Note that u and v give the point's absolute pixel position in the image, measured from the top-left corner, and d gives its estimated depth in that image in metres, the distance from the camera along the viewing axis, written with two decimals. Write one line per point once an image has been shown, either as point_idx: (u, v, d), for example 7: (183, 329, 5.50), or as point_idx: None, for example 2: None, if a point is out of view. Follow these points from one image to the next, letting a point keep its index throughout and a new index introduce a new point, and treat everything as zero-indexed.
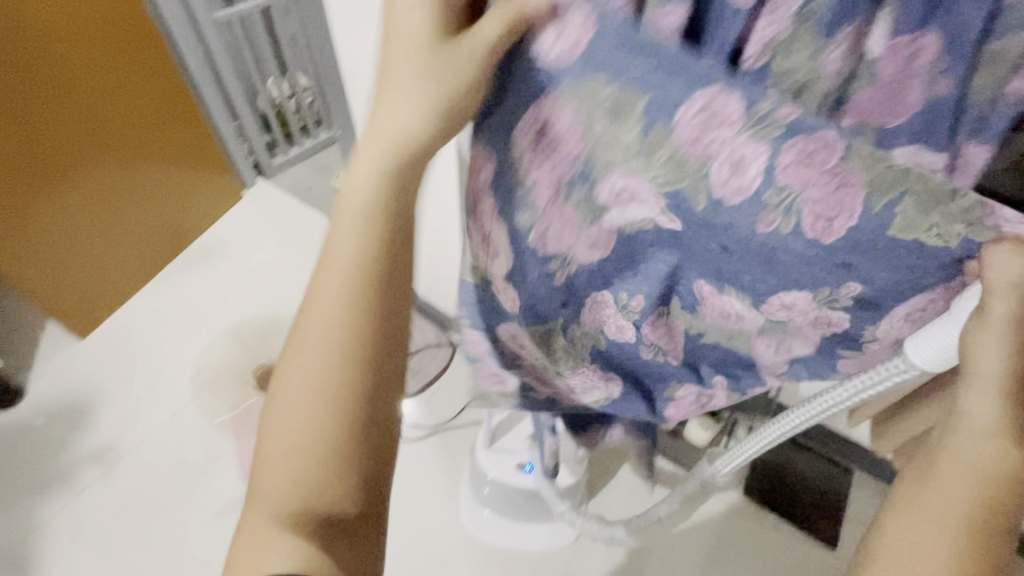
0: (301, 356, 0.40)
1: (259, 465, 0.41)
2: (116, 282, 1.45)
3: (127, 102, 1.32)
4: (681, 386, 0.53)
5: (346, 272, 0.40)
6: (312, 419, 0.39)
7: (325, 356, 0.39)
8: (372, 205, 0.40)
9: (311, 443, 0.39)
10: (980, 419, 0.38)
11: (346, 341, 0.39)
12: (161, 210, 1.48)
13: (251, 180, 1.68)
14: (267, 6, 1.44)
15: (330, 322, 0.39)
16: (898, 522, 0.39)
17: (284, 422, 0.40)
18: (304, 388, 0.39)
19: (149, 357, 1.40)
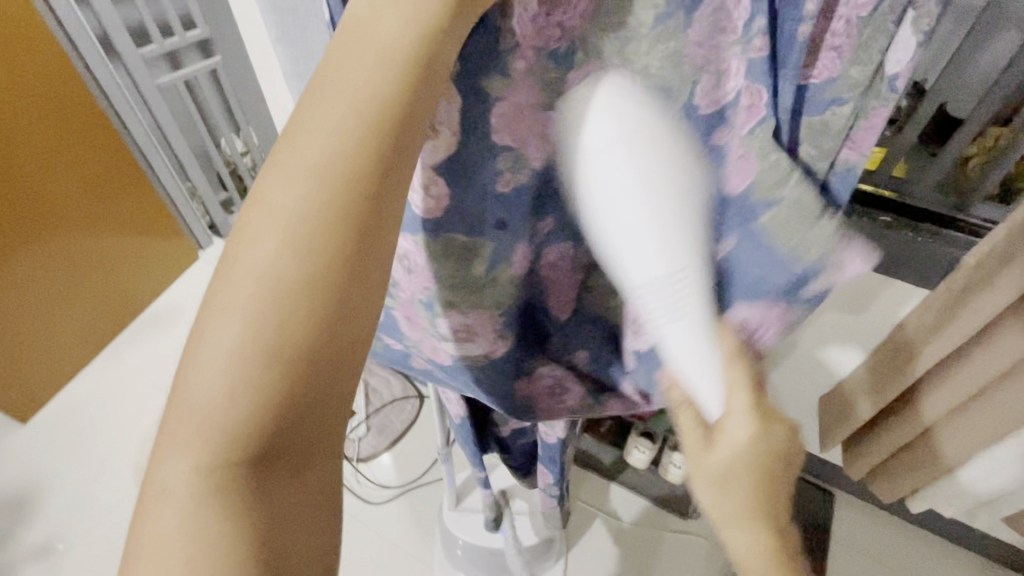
0: (261, 234, 0.22)
1: (167, 407, 0.22)
2: (61, 364, 1.33)
3: (67, 170, 1.23)
4: (550, 366, 0.44)
5: (361, 111, 0.23)
6: (263, 329, 0.22)
7: (299, 223, 0.22)
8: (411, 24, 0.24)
9: (254, 375, 0.22)
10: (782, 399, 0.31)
11: (333, 204, 0.23)
12: (112, 281, 1.40)
13: (206, 240, 1.64)
14: (215, 69, 1.46)
15: (324, 165, 0.23)
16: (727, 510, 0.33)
17: (221, 354, 0.22)
18: (268, 290, 0.22)
19: (100, 434, 1.26)
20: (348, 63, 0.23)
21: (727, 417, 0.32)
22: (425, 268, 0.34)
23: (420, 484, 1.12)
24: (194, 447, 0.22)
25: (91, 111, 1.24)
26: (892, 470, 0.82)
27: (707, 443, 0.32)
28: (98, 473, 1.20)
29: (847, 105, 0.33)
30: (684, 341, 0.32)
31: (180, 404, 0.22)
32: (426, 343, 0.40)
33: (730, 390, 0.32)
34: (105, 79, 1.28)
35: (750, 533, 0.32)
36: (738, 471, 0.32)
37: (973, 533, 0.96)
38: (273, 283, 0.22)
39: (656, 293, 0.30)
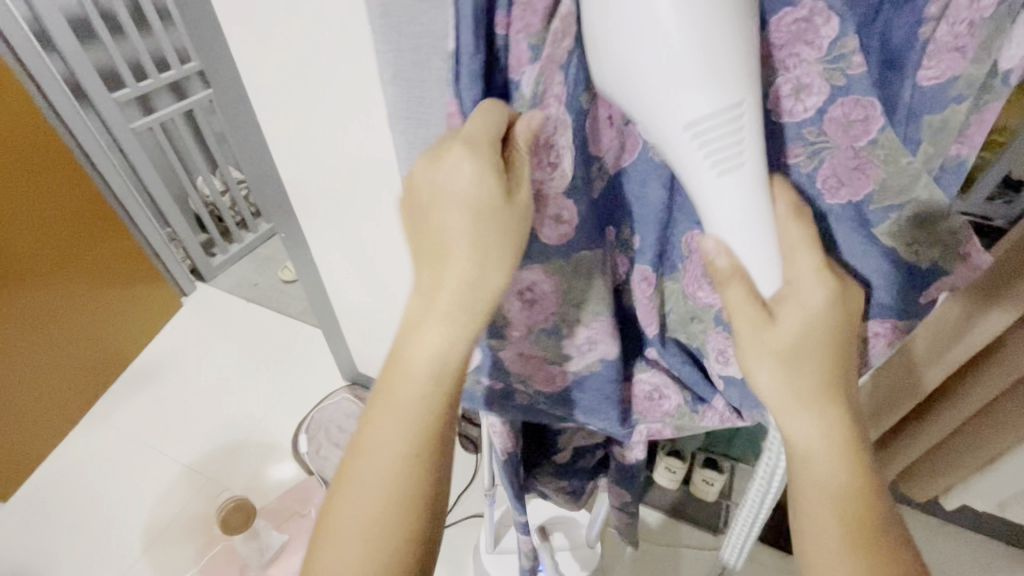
0: (404, 385, 0.35)
1: (343, 505, 0.37)
2: (42, 431, 1.24)
3: (44, 226, 1.17)
4: (648, 367, 0.46)
5: (440, 313, 0.33)
6: (395, 456, 0.36)
7: (415, 395, 0.35)
8: (477, 221, 0.31)
9: (392, 486, 0.36)
10: (811, 286, 0.34)
11: (432, 379, 0.35)
12: (94, 338, 1.31)
13: (190, 285, 1.56)
14: (191, 109, 1.41)
15: (432, 327, 0.33)
16: (798, 417, 0.36)
17: (375, 465, 0.36)
18: (415, 426, 0.35)
19: (91, 508, 1.17)
20: (446, 231, 0.32)
21: (795, 288, 0.34)
22: (550, 297, 0.39)
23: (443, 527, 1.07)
24: (363, 527, 0.36)
25: (65, 160, 1.18)
26: (924, 470, 0.83)
27: (771, 318, 0.34)
28: (95, 551, 1.11)
29: (967, 104, 0.30)
30: (734, 188, 0.30)
31: (352, 482, 0.36)
32: (545, 372, 0.43)
33: (793, 257, 0.34)
34: (78, 127, 1.21)
35: (816, 415, 0.36)
36: (805, 343, 0.34)
37: (998, 522, 0.98)
38: (399, 432, 0.35)
39: (705, 135, 0.28)
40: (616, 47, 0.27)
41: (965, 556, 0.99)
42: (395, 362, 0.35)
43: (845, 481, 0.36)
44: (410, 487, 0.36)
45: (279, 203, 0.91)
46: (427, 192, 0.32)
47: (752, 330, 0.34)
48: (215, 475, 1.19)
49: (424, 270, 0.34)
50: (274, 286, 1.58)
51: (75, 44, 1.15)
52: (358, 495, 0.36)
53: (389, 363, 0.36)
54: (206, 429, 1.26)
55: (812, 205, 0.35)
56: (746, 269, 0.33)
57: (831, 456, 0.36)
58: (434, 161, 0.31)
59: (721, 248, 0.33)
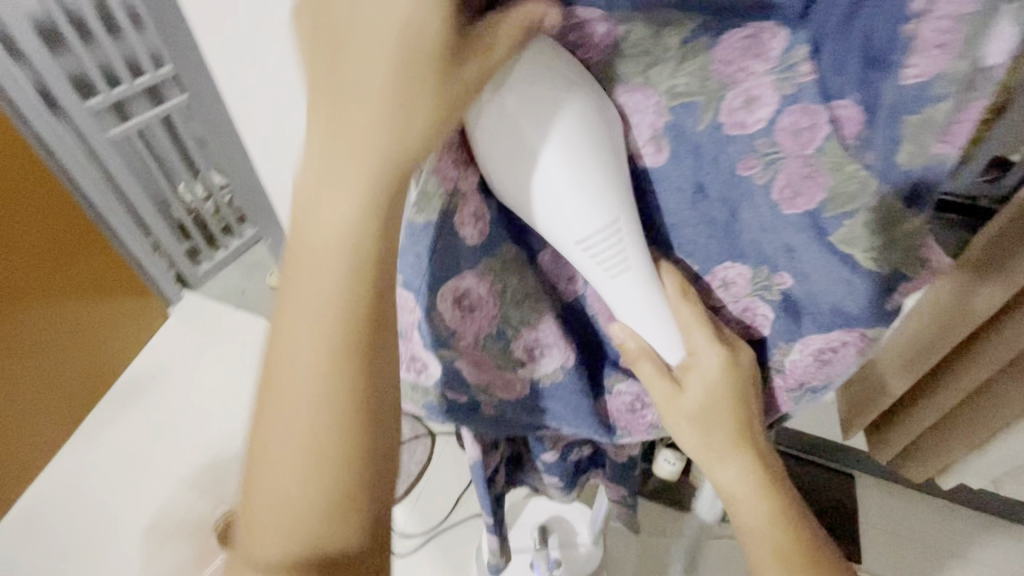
0: (311, 278, 0.29)
1: (271, 432, 0.31)
2: (30, 450, 1.21)
3: (25, 242, 1.14)
4: (623, 377, 0.43)
5: (358, 184, 0.27)
6: (320, 369, 0.29)
7: (336, 290, 0.29)
8: (397, 64, 0.25)
9: (322, 408, 0.30)
10: (706, 363, 0.35)
11: (352, 268, 0.29)
12: (80, 353, 1.29)
13: (176, 295, 1.54)
14: (167, 115, 1.38)
15: (352, 203, 0.27)
16: (714, 469, 0.39)
17: (300, 388, 0.30)
18: (327, 335, 0.29)
19: (87, 525, 1.15)
20: (349, 75, 0.26)
21: (697, 359, 0.36)
22: (490, 298, 0.37)
23: (446, 528, 1.07)
24: (294, 451, 0.30)
25: (42, 172, 1.15)
26: (916, 453, 0.83)
27: (678, 387, 0.36)
28: (94, 566, 1.10)
29: (948, 105, 0.26)
30: (627, 286, 0.33)
31: (275, 409, 0.31)
32: (500, 381, 0.40)
33: (689, 333, 0.35)
34: (52, 138, 1.18)
35: (733, 459, 0.38)
36: (710, 408, 0.37)
37: (993, 497, 0.99)
38: (320, 341, 0.29)
39: (596, 250, 0.31)
40: (502, 184, 0.31)
41: (961, 532, 1.01)
42: (304, 253, 0.29)
43: (766, 516, 0.39)
44: (334, 407, 0.30)
45: (262, 208, 0.90)
46: (332, 37, 0.26)
47: (665, 399, 0.36)
48: (213, 487, 1.18)
49: (332, 148, 0.27)
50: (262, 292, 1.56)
51: (43, 52, 1.12)
52: (279, 418, 0.31)
53: (295, 256, 0.29)
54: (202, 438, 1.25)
55: (763, 219, 0.33)
56: (652, 346, 0.36)
57: (755, 496, 0.39)
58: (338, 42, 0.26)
59: (628, 332, 0.36)
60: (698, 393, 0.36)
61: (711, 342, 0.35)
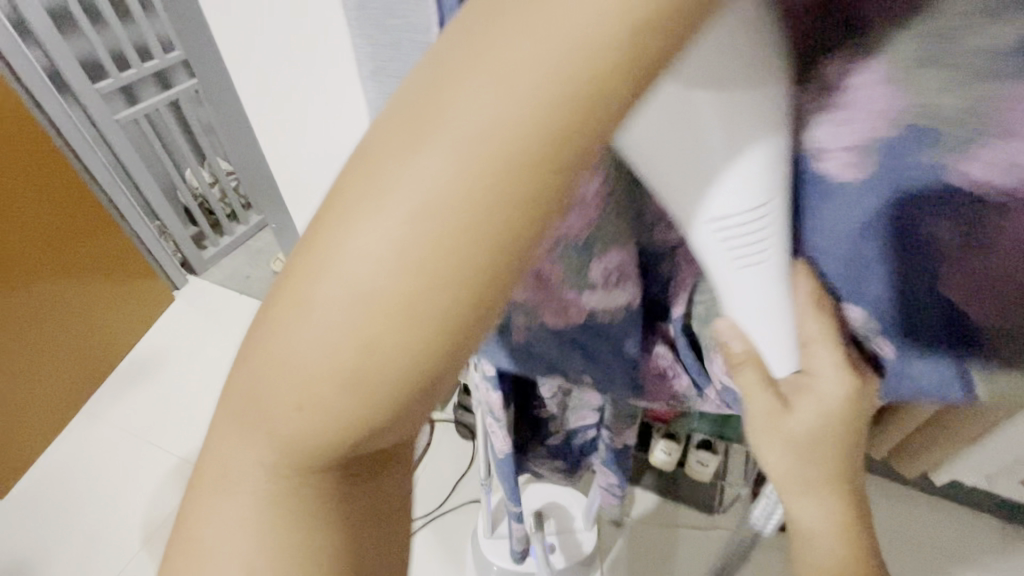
0: (454, 119, 0.16)
1: (276, 342, 0.18)
2: (35, 427, 1.23)
3: (31, 221, 1.15)
4: (661, 346, 0.38)
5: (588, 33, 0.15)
6: (387, 277, 0.16)
7: (472, 155, 0.16)
8: None
9: (374, 334, 0.17)
10: (827, 389, 0.29)
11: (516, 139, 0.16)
12: (85, 333, 1.30)
13: (181, 279, 1.55)
14: (175, 99, 1.39)
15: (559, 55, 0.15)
16: (802, 503, 0.33)
17: (349, 294, 0.17)
18: (422, 233, 0.16)
19: (91, 501, 1.17)
20: None
21: (812, 381, 0.29)
22: (594, 204, 0.29)
23: (444, 512, 1.08)
24: (310, 390, 0.18)
25: (49, 151, 1.16)
26: (910, 449, 0.83)
27: (785, 407, 0.30)
28: (93, 544, 1.11)
29: None
30: (746, 279, 0.27)
31: (296, 316, 0.17)
32: (549, 298, 0.33)
33: (810, 350, 0.29)
34: (60, 119, 1.19)
35: (822, 495, 0.33)
36: (817, 440, 0.31)
37: (986, 494, 1.00)
38: (408, 231, 0.16)
39: (733, 236, 0.25)
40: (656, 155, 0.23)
41: (954, 529, 1.02)
42: (451, 86, 0.16)
43: (844, 558, 0.35)
44: (394, 354, 0.17)
45: (269, 193, 0.91)
46: None
47: (766, 418, 0.30)
48: None
49: None
50: (266, 278, 1.57)
51: (54, 33, 1.13)
52: (300, 345, 0.18)
53: (428, 87, 0.17)
54: (203, 419, 1.27)
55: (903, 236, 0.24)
56: (762, 356, 0.30)
57: (836, 532, 0.34)
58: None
59: (736, 333, 0.29)
60: (809, 418, 0.30)
61: (839, 369, 0.28)
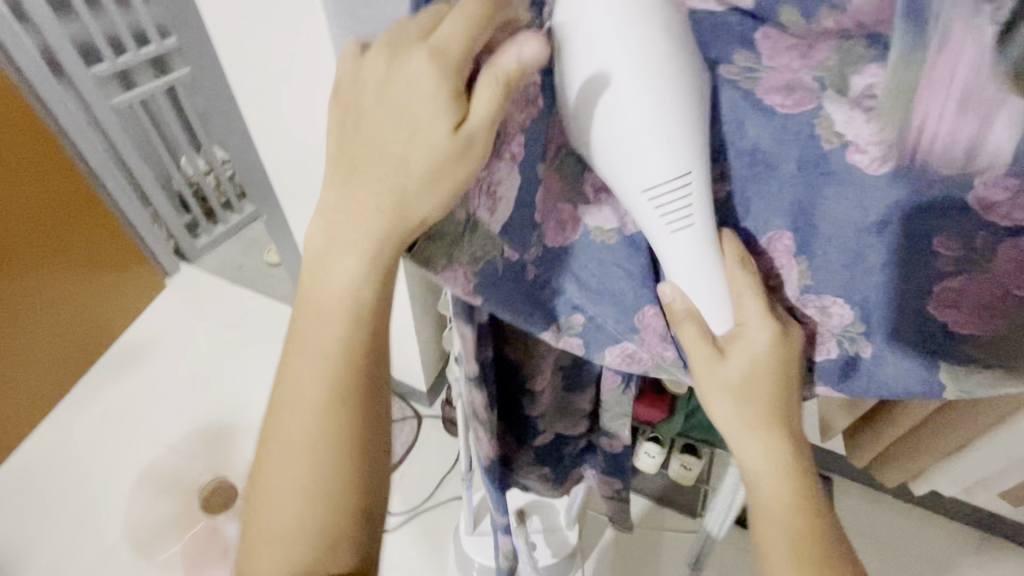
0: (359, 219, 0.32)
1: (292, 371, 0.37)
2: (21, 411, 1.23)
3: (22, 205, 1.15)
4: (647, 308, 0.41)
5: (394, 189, 0.31)
6: (334, 330, 0.35)
7: (356, 265, 0.33)
8: (443, 103, 0.29)
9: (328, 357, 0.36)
10: (758, 338, 0.35)
11: (372, 251, 0.33)
12: (74, 318, 1.30)
13: (173, 266, 1.54)
14: (172, 86, 1.38)
15: (378, 207, 0.32)
16: (745, 447, 0.38)
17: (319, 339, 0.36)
18: (340, 303, 0.35)
19: (75, 487, 1.17)
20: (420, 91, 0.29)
21: (741, 331, 0.36)
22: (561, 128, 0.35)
23: (428, 507, 1.09)
24: (305, 386, 0.36)
25: (41, 136, 1.15)
26: (891, 459, 0.84)
27: (720, 354, 0.36)
28: (75, 531, 1.11)
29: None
30: (679, 244, 0.33)
31: (297, 353, 0.37)
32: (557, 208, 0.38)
33: (739, 302, 0.35)
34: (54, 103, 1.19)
35: (760, 436, 0.38)
36: (751, 378, 0.36)
37: (965, 507, 1.01)
38: (333, 307, 0.35)
39: (659, 199, 0.31)
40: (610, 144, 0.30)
41: (935, 541, 1.03)
42: (338, 227, 0.33)
43: (785, 502, 0.38)
44: (338, 359, 0.36)
45: (261, 185, 0.91)
46: (405, 65, 0.29)
47: (705, 365, 0.36)
48: (201, 457, 1.19)
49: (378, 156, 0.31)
50: (258, 268, 1.57)
51: (50, 16, 1.12)
52: (305, 345, 0.36)
53: (331, 222, 0.33)
54: (190, 408, 1.27)
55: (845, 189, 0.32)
56: (698, 313, 0.36)
57: (774, 472, 0.38)
58: (389, 73, 0.30)
59: (676, 292, 0.35)
60: (739, 358, 0.36)
61: (764, 323, 0.35)
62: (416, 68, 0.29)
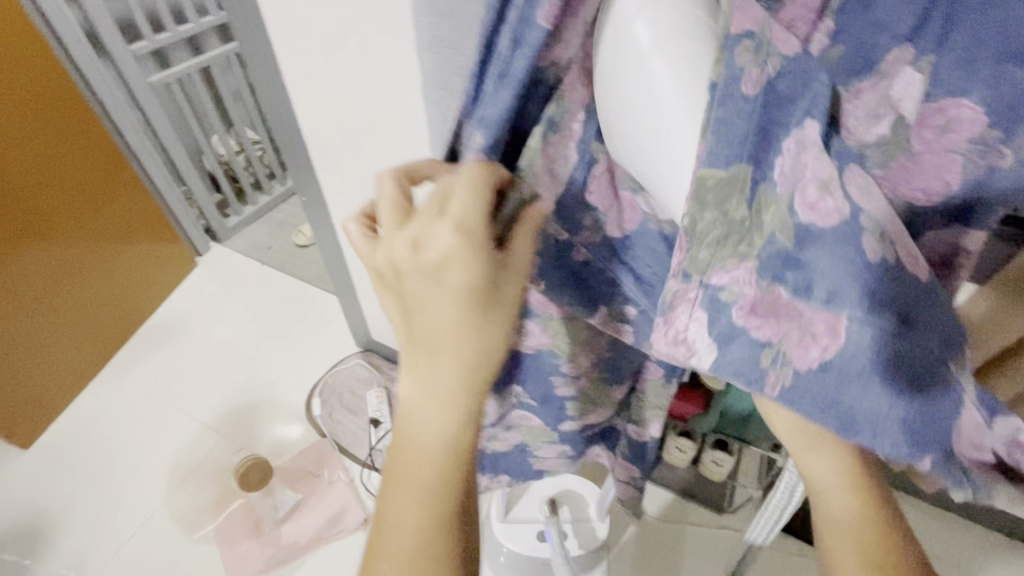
0: (441, 382, 0.33)
1: (387, 550, 0.34)
2: (61, 382, 1.26)
3: (63, 179, 1.16)
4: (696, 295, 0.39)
5: (468, 349, 0.33)
6: (432, 491, 0.34)
7: (445, 427, 0.33)
8: (484, 269, 0.33)
9: (431, 518, 0.34)
10: None
11: (462, 410, 0.34)
12: (110, 293, 1.32)
13: (204, 246, 1.56)
14: (207, 65, 1.38)
15: (460, 364, 0.33)
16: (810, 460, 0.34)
17: (416, 503, 0.34)
18: (435, 459, 0.34)
19: (115, 456, 1.20)
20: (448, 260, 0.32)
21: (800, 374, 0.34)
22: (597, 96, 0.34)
23: None
24: (403, 564, 0.33)
25: (82, 112, 1.17)
26: None
27: None
28: (114, 502, 1.14)
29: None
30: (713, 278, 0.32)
31: (390, 528, 0.34)
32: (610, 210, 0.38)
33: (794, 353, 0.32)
34: (94, 78, 1.20)
35: (829, 451, 0.33)
36: None
37: (999, 515, 0.99)
38: (429, 467, 0.34)
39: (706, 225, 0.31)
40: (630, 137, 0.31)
41: (966, 548, 1.01)
42: (421, 398, 0.34)
43: (859, 514, 0.33)
44: (440, 517, 0.34)
45: (303, 167, 0.91)
46: (425, 246, 0.33)
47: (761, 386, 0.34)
48: (233, 434, 1.21)
49: (432, 326, 0.33)
50: (288, 250, 1.58)
51: None
52: (400, 514, 0.34)
53: (411, 396, 0.34)
54: (224, 385, 1.29)
55: (902, 294, 0.28)
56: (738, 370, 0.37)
57: (847, 489, 0.33)
58: (414, 254, 0.33)
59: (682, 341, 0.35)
60: None
61: None
62: (434, 242, 0.32)
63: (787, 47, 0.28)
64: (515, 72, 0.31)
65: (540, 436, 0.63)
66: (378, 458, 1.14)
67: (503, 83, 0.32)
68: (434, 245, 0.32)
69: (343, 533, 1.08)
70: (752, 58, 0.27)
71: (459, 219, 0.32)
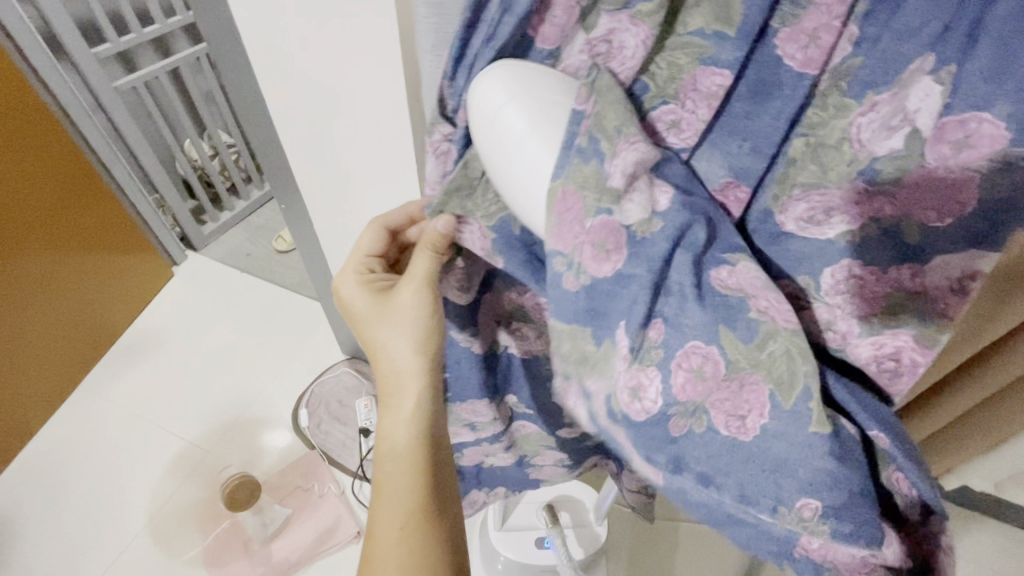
0: (388, 374, 0.48)
1: (379, 506, 0.46)
2: (33, 403, 1.21)
3: (27, 190, 1.11)
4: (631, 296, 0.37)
5: (399, 344, 0.47)
6: (405, 451, 0.47)
7: (402, 401, 0.47)
8: (373, 298, 0.50)
9: (409, 468, 0.46)
10: None
11: (411, 388, 0.48)
12: (83, 307, 1.28)
13: (180, 254, 1.51)
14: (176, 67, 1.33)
15: (396, 358, 0.48)
16: None
17: (394, 465, 0.46)
18: (402, 427, 0.47)
19: (94, 472, 1.17)
20: (355, 303, 0.51)
21: None
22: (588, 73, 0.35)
23: None
24: (394, 509, 0.45)
25: (44, 121, 1.12)
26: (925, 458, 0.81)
27: None
28: (95, 519, 1.10)
29: None
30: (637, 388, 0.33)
31: (381, 491, 0.46)
32: None
33: None
34: (56, 83, 1.14)
35: None
36: None
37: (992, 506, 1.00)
38: (399, 436, 0.47)
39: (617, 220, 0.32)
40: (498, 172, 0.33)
41: None
42: (387, 391, 0.49)
43: None
44: (413, 466, 0.46)
45: (282, 172, 0.88)
46: (345, 304, 0.52)
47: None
48: (216, 451, 1.18)
49: (369, 342, 0.50)
50: (267, 257, 1.54)
51: None
52: (388, 478, 0.46)
53: (383, 394, 0.49)
54: (206, 398, 1.25)
55: (711, 465, 0.32)
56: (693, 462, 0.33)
57: None
58: (343, 308, 0.52)
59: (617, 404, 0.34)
60: None
61: None
62: (347, 294, 0.51)
63: (600, 273, 0.32)
64: (504, 33, 0.34)
65: (536, 442, 0.61)
66: (368, 467, 1.11)
67: (492, 45, 0.34)
68: (348, 296, 0.51)
69: (337, 546, 1.06)
70: (567, 269, 0.32)
71: (353, 276, 0.52)
